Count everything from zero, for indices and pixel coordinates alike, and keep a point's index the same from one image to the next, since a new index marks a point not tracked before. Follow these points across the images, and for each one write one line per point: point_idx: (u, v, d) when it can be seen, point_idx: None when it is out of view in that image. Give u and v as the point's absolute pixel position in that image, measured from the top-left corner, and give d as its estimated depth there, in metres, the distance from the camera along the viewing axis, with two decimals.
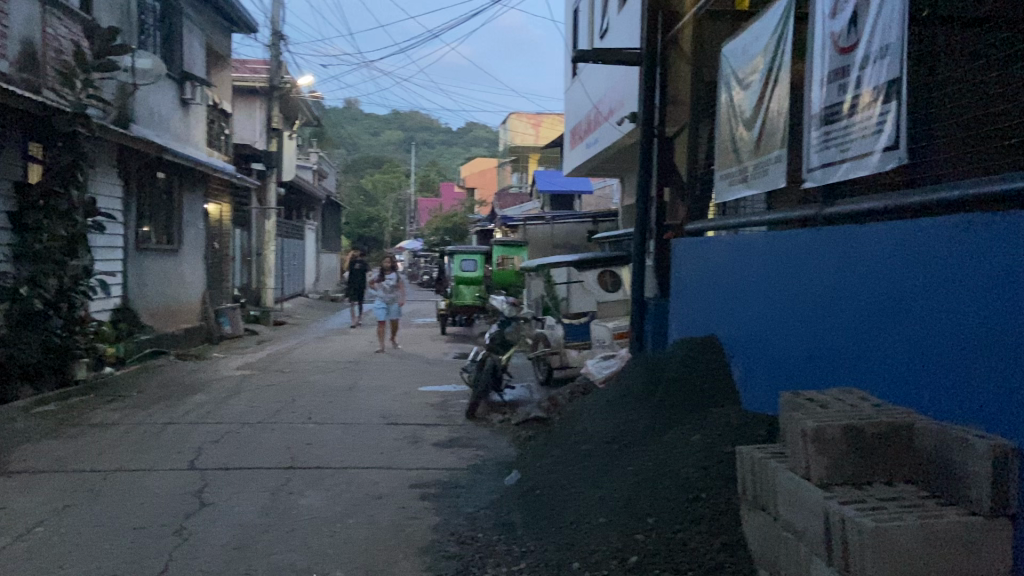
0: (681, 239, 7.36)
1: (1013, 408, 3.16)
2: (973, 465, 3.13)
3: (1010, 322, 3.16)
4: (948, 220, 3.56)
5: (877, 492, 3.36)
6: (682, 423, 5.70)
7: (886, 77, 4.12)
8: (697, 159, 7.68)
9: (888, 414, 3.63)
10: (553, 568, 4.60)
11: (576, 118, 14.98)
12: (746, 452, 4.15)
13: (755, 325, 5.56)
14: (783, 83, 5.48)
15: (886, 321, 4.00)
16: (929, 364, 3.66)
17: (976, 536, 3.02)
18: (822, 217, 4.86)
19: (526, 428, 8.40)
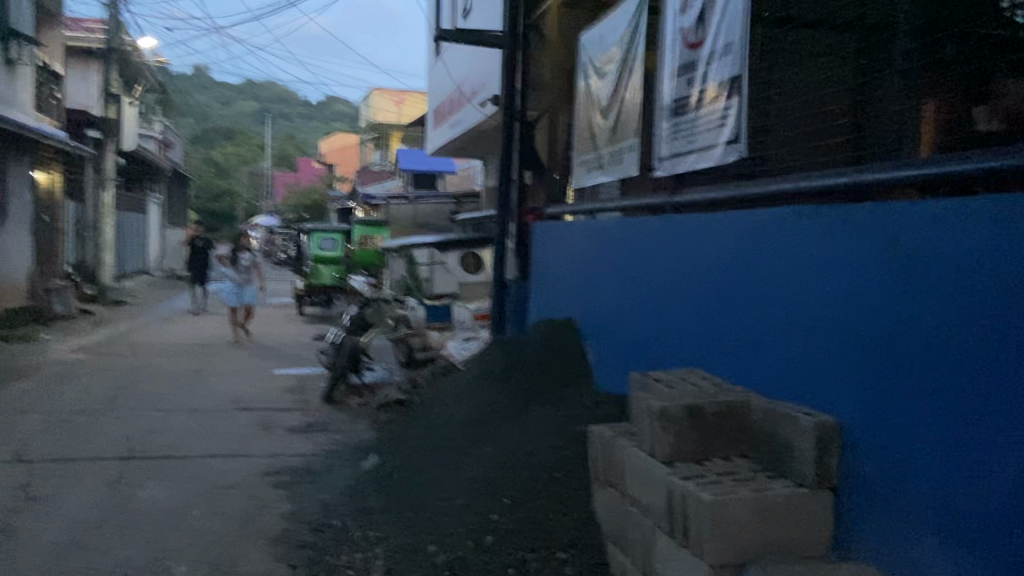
0: (540, 223, 7.49)
1: (835, 388, 3.40)
2: (800, 440, 3.37)
3: (840, 308, 3.40)
4: (784, 211, 3.80)
5: (715, 467, 3.57)
6: (539, 405, 5.82)
7: (729, 73, 4.33)
8: (556, 145, 7.81)
9: (726, 394, 3.85)
10: (409, 551, 4.59)
11: (438, 98, 14.89)
12: (598, 433, 4.29)
13: (609, 308, 5.72)
14: (637, 74, 5.66)
15: (729, 308, 4.21)
16: (765, 346, 3.89)
17: (802, 506, 3.26)
18: (671, 205, 5.06)
19: (385, 411, 8.32)
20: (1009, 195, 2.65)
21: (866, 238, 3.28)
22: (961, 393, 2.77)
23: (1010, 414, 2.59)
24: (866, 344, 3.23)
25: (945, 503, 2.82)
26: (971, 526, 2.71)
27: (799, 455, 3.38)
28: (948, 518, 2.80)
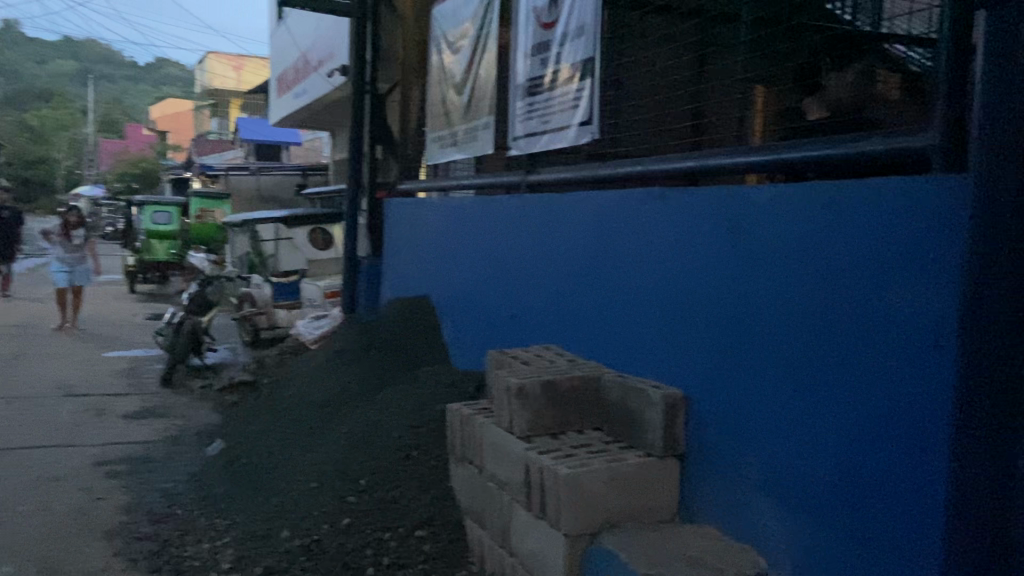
0: (392, 199, 7.37)
1: (684, 362, 3.58)
2: (649, 412, 3.54)
3: (690, 286, 3.56)
4: (637, 191, 3.92)
5: (570, 440, 3.68)
6: (394, 384, 5.76)
7: (582, 55, 4.44)
8: (409, 120, 7.70)
9: (580, 369, 3.98)
10: (261, 538, 4.43)
11: (282, 66, 14.28)
12: (455, 411, 4.32)
13: (466, 286, 5.73)
14: (491, 51, 5.66)
15: (584, 286, 4.32)
16: (619, 323, 4.03)
17: (651, 474, 3.44)
18: (526, 183, 5.12)
19: (230, 393, 7.96)
20: (849, 182, 2.83)
21: (711, 219, 3.46)
22: (797, 364, 2.99)
23: (834, 382, 2.84)
24: (710, 320, 3.44)
25: (779, 464, 3.06)
26: (808, 489, 2.93)
27: (648, 426, 3.55)
28: (781, 479, 3.05)
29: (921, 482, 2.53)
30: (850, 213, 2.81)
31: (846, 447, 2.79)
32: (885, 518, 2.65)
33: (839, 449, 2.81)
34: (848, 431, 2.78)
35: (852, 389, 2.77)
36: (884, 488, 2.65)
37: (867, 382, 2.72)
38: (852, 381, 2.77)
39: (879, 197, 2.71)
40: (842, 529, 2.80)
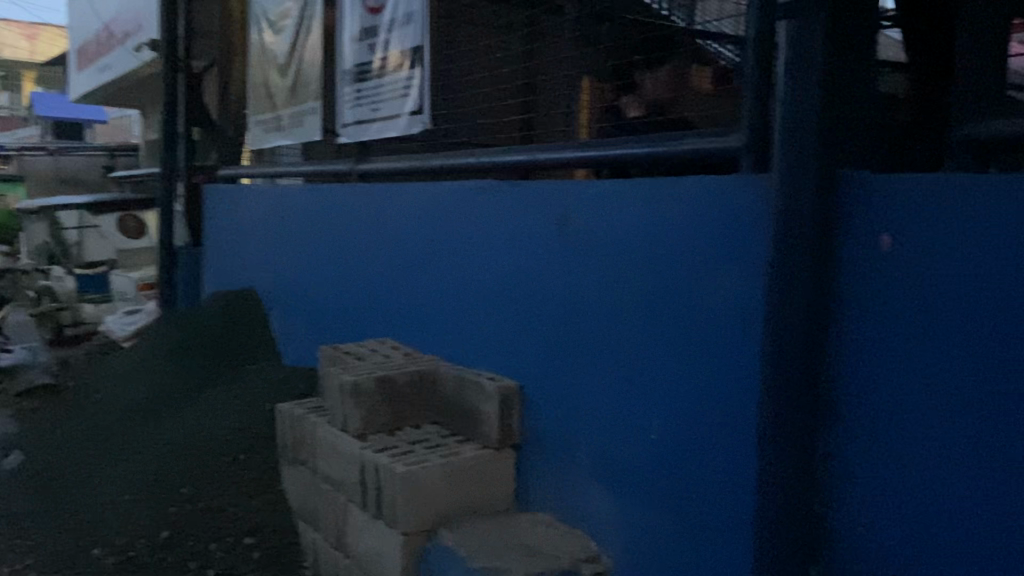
0: (212, 184, 6.94)
1: (518, 353, 3.62)
2: (485, 405, 3.56)
3: (523, 278, 3.60)
4: (469, 183, 3.91)
5: (407, 436, 3.64)
6: (219, 384, 5.46)
7: (411, 43, 4.36)
8: (229, 101, 7.27)
9: (416, 363, 3.93)
10: (68, 559, 4.06)
11: (82, 36, 13.05)
12: (286, 410, 4.14)
13: (296, 279, 5.50)
14: (316, 33, 5.44)
15: (419, 277, 4.26)
16: (454, 316, 4.01)
17: (487, 466, 3.46)
18: (356, 172, 4.98)
19: (28, 398, 7.21)
20: (670, 179, 2.95)
21: (541, 212, 3.51)
22: (625, 354, 3.10)
23: (659, 369, 2.97)
24: (541, 312, 3.50)
25: (607, 449, 3.17)
26: (638, 473, 3.05)
27: (484, 419, 3.57)
28: (612, 464, 3.16)
29: (734, 461, 2.72)
30: (671, 209, 2.94)
31: (668, 431, 2.93)
32: (703, 495, 2.81)
33: (662, 435, 2.96)
34: (670, 417, 2.92)
35: (672, 376, 2.92)
36: (706, 468, 2.81)
37: (687, 369, 2.87)
38: (673, 368, 2.92)
39: (695, 194, 2.85)
40: (667, 508, 2.94)
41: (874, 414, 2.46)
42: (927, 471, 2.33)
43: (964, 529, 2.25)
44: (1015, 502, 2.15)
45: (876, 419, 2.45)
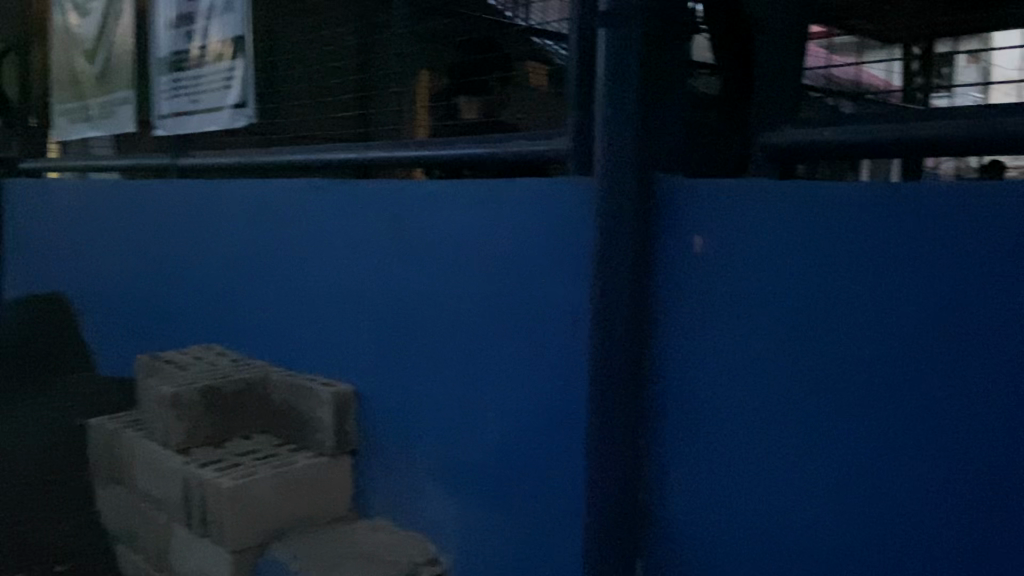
0: (12, 178, 6.32)
1: (352, 357, 3.53)
2: (319, 411, 3.46)
3: (357, 280, 3.51)
4: (299, 182, 3.77)
5: (235, 448, 3.47)
6: (23, 399, 4.97)
7: (232, 32, 4.14)
8: (29, 88, 6.64)
9: (244, 371, 3.74)
10: None
11: None
12: (99, 425, 3.84)
13: (110, 282, 5.11)
14: (127, 17, 5.05)
15: (247, 280, 4.07)
16: (285, 320, 3.86)
17: (322, 475, 3.36)
18: (176, 168, 4.68)
19: None
20: (500, 181, 2.98)
21: (374, 213, 3.44)
22: (460, 355, 3.10)
23: (494, 370, 2.98)
24: (375, 315, 3.43)
25: (444, 451, 3.16)
26: (476, 474, 3.05)
27: (318, 426, 3.46)
28: (449, 466, 3.14)
29: (564, 458, 2.78)
30: (502, 211, 2.96)
31: (502, 431, 2.96)
32: (536, 494, 2.86)
33: (494, 435, 2.98)
34: (504, 417, 2.95)
35: (505, 376, 2.95)
36: (540, 466, 2.85)
37: (519, 370, 2.91)
38: (505, 369, 2.95)
39: (525, 197, 2.89)
40: (503, 508, 2.96)
41: (692, 407, 2.58)
42: (736, 460, 2.49)
43: (768, 512, 2.42)
44: (816, 484, 2.32)
45: (695, 412, 2.58)
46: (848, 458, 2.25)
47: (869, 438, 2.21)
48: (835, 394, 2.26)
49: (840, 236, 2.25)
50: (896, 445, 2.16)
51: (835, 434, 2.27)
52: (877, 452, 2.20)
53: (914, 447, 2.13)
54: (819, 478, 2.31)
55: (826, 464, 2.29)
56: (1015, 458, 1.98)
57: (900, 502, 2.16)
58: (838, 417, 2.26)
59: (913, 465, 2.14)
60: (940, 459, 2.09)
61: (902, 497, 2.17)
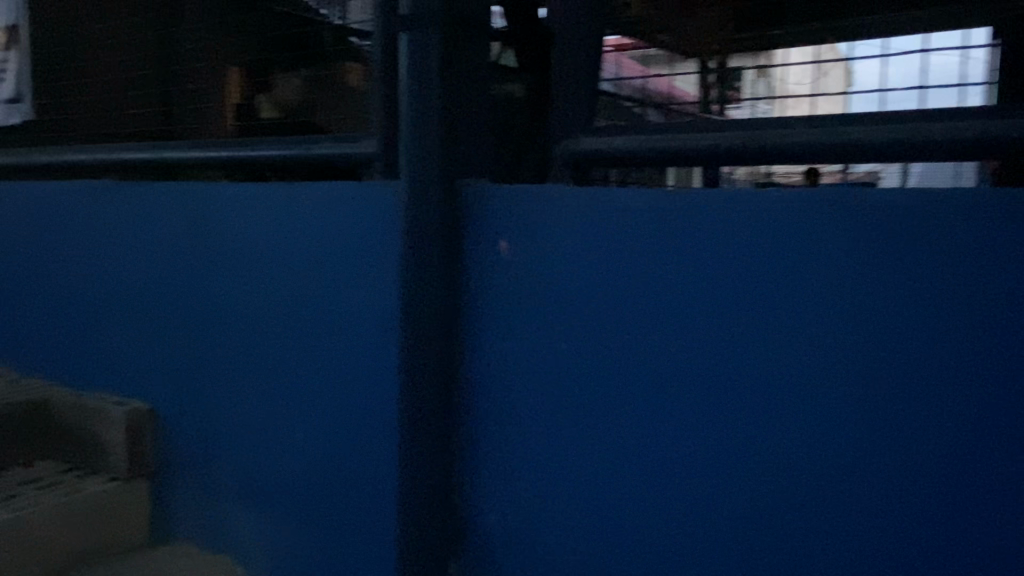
0: None
1: (149, 373, 3.30)
2: (111, 433, 3.20)
3: (153, 290, 3.29)
4: (86, 186, 3.49)
5: (13, 478, 3.16)
6: None
7: None
8: None
9: (24, 391, 3.41)
10: None
11: None
12: None
13: None
14: None
15: (27, 292, 3.71)
16: (74, 334, 3.55)
17: (114, 501, 3.12)
18: None
19: None
20: (304, 186, 2.88)
21: (171, 219, 3.24)
22: (266, 367, 2.97)
23: (302, 380, 2.89)
24: (174, 327, 3.23)
25: (251, 469, 3.01)
26: (285, 489, 2.93)
27: (110, 449, 3.21)
28: (257, 484, 3.00)
29: (371, 468, 2.74)
30: (307, 217, 2.87)
31: (308, 443, 2.87)
32: (345, 506, 2.80)
33: (301, 448, 2.89)
34: (311, 429, 2.87)
35: (312, 386, 2.86)
36: (351, 477, 2.78)
37: (326, 380, 2.83)
38: (312, 379, 2.86)
39: (331, 202, 2.82)
40: (314, 523, 2.86)
41: (501, 410, 2.62)
42: (540, 460, 2.55)
43: (572, 509, 2.49)
44: (613, 478, 2.41)
45: (504, 414, 2.62)
46: (638, 455, 2.36)
47: (655, 433, 2.33)
48: (631, 390, 2.36)
49: (630, 242, 2.36)
50: (681, 440, 2.28)
51: (626, 432, 2.38)
52: (662, 447, 2.32)
53: (696, 442, 2.26)
54: (616, 472, 2.40)
55: (618, 461, 2.39)
56: (777, 445, 2.14)
57: (689, 492, 2.28)
58: (630, 413, 2.37)
59: (696, 456, 2.26)
60: (717, 448, 2.23)
61: (682, 490, 2.29)
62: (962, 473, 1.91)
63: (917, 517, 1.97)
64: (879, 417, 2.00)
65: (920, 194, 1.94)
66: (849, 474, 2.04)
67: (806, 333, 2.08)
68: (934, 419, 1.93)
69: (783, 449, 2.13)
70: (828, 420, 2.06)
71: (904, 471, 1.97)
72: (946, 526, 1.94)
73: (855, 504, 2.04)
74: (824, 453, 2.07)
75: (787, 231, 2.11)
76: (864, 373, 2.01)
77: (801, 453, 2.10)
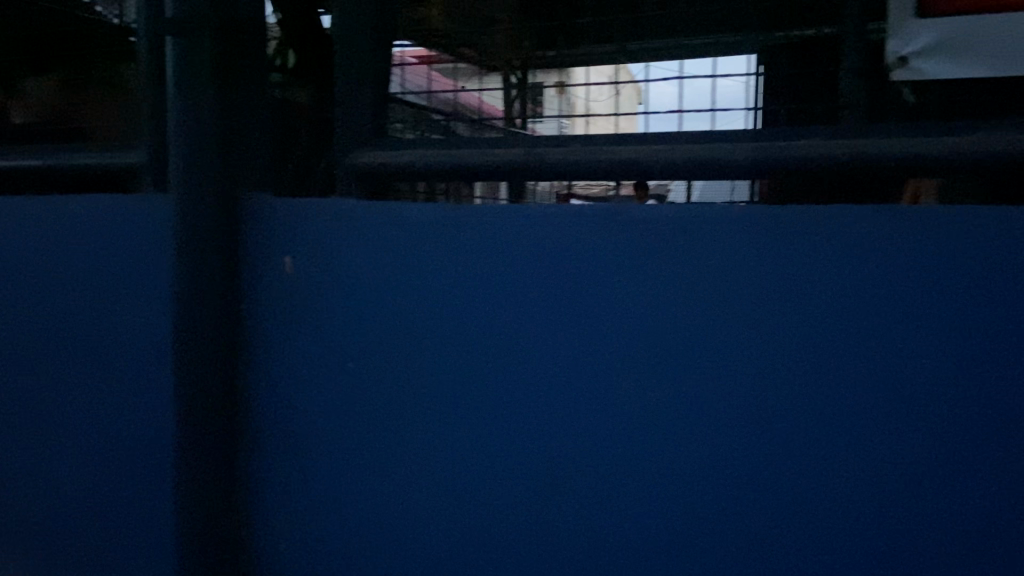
0: None
1: None
2: None
3: None
4: None
5: None
6: None
7: None
8: None
9: None
10: None
11: None
12: None
13: None
14: None
15: None
16: None
17: None
18: None
19: None
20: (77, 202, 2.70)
21: None
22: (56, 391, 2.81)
23: (90, 403, 2.75)
24: None
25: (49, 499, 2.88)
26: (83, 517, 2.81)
27: None
28: (56, 512, 2.88)
29: (158, 488, 2.64)
30: (82, 233, 2.70)
31: (96, 460, 2.77)
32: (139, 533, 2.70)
33: (90, 464, 2.78)
34: (99, 446, 2.75)
35: (97, 401, 2.74)
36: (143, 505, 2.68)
37: (114, 405, 2.69)
38: (98, 394, 2.73)
39: (103, 217, 2.65)
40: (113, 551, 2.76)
41: (289, 431, 2.54)
42: (328, 481, 2.49)
43: (360, 529, 2.46)
44: (398, 497, 2.39)
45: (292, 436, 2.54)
46: (423, 472, 2.35)
47: (437, 448, 2.32)
48: (413, 408, 2.34)
49: (411, 259, 2.32)
50: (462, 457, 2.29)
51: (406, 446, 2.37)
52: (441, 460, 2.33)
53: (477, 458, 2.27)
54: (400, 490, 2.38)
55: (405, 479, 2.38)
56: (551, 457, 2.18)
57: (470, 507, 2.29)
58: (414, 431, 2.35)
59: (476, 469, 2.28)
60: (495, 461, 2.25)
61: (458, 501, 2.32)
62: (700, 475, 2.04)
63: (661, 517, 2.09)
64: (642, 427, 2.08)
65: (663, 208, 2.03)
66: (618, 482, 2.12)
67: (570, 344, 2.14)
68: (691, 426, 2.03)
69: (555, 460, 2.18)
70: (597, 430, 2.13)
71: (665, 476, 2.07)
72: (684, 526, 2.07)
73: (622, 511, 2.12)
74: (586, 459, 2.15)
75: (554, 245, 2.15)
76: (619, 381, 2.10)
77: (571, 463, 2.16)
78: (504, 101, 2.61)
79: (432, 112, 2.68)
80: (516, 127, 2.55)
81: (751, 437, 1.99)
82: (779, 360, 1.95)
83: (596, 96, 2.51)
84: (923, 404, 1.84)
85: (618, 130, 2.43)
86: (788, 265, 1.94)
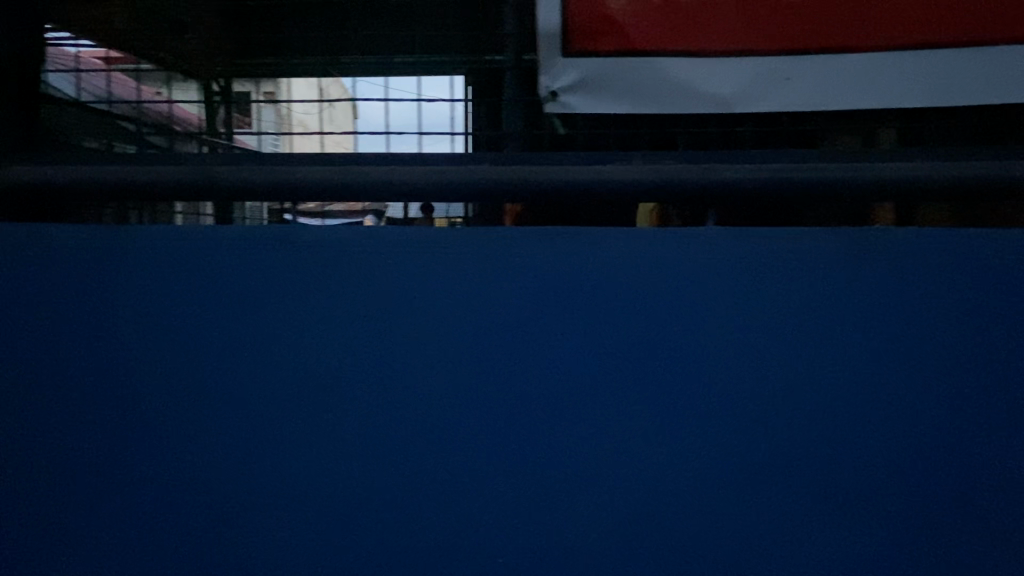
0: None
1: None
2: None
3: None
4: None
5: None
6: None
7: None
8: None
9: None
10: None
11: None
12: None
13: None
14: None
15: None
16: None
17: None
18: None
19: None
20: None
21: None
22: None
23: None
24: None
25: None
26: None
27: None
28: None
29: None
30: None
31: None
32: None
33: None
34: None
35: None
36: None
37: None
38: None
39: None
40: None
41: None
42: None
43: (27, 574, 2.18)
44: (73, 535, 2.16)
45: None
46: (101, 504, 2.14)
47: (116, 477, 2.14)
48: (86, 439, 2.14)
49: (77, 279, 2.12)
50: (145, 484, 2.12)
51: (70, 485, 2.15)
52: (107, 498, 2.14)
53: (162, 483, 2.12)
54: (75, 528, 2.15)
55: (82, 514, 2.15)
56: (244, 475, 2.10)
57: (158, 534, 2.13)
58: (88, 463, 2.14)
59: (162, 495, 2.12)
60: (183, 484, 2.12)
61: (130, 536, 2.14)
62: (378, 490, 2.08)
63: (338, 532, 2.08)
64: (335, 434, 2.07)
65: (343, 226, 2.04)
66: (315, 490, 2.09)
67: (253, 366, 2.08)
68: (384, 431, 2.06)
69: (249, 477, 2.10)
70: (288, 444, 2.09)
71: (361, 480, 2.08)
72: (364, 532, 2.08)
73: (322, 518, 2.09)
74: (265, 481, 2.10)
75: (235, 267, 2.07)
76: (301, 400, 2.08)
77: (266, 478, 2.09)
78: (205, 114, 2.45)
79: (126, 121, 2.49)
80: (219, 136, 2.43)
81: (427, 448, 2.06)
82: (451, 375, 2.04)
83: (306, 112, 2.50)
84: (593, 393, 2.02)
85: (326, 147, 2.39)
86: (460, 282, 2.03)
